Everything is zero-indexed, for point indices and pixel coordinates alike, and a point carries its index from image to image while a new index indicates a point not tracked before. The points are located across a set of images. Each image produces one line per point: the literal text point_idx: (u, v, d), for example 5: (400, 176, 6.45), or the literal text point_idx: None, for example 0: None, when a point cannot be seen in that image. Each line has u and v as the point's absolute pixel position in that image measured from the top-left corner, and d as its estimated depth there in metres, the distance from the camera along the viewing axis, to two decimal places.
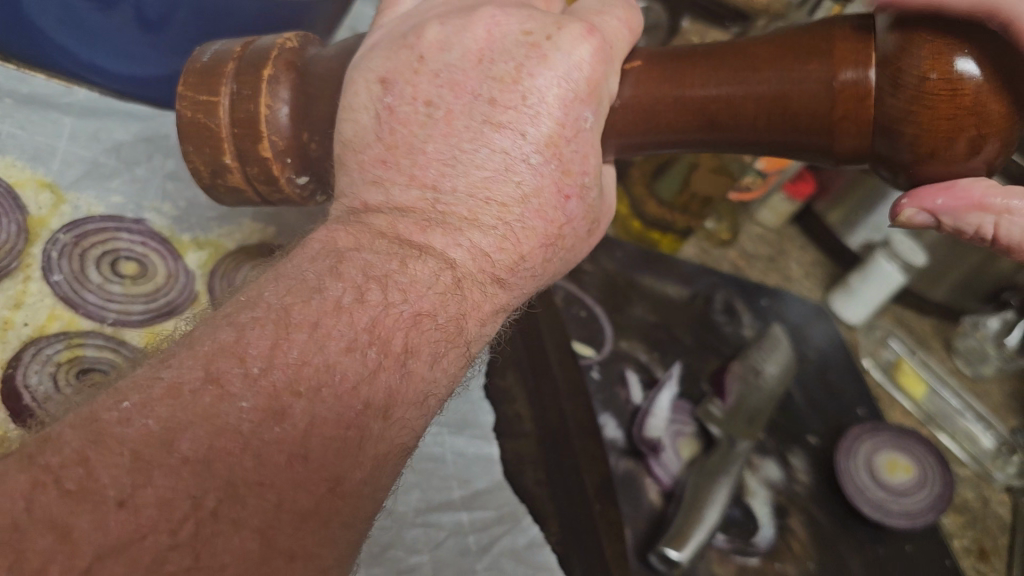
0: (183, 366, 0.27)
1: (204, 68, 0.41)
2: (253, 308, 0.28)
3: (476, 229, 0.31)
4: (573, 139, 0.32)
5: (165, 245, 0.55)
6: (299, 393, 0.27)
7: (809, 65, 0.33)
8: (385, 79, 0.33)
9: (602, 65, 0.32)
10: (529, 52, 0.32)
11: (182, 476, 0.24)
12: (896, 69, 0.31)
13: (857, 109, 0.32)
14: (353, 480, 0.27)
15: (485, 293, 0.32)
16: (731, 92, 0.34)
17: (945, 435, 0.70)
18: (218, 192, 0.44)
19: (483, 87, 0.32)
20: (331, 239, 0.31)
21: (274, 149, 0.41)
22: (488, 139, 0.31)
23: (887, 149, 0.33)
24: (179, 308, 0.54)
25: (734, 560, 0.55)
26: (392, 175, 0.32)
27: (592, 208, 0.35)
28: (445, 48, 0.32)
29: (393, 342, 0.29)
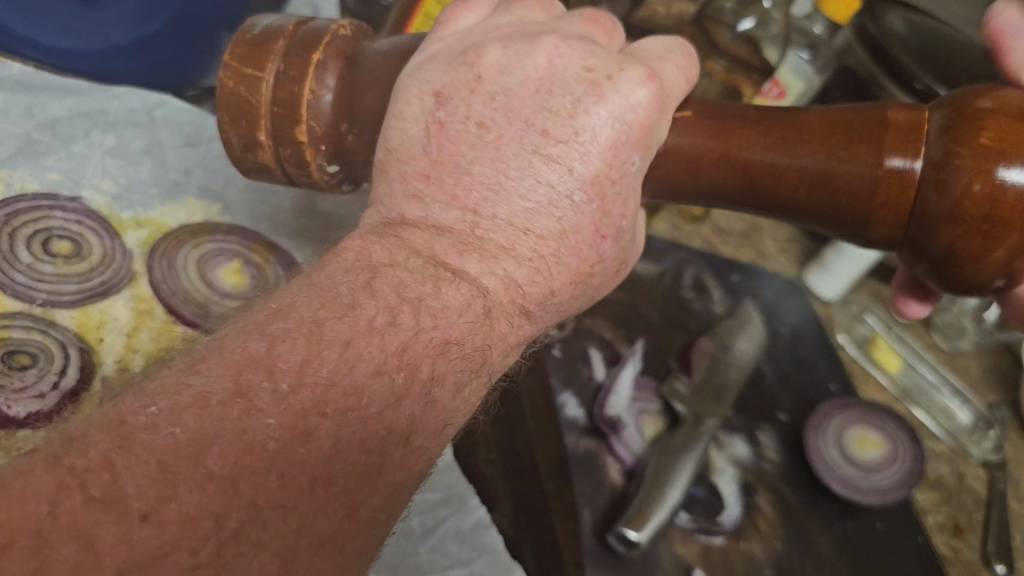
0: (213, 373, 0.27)
1: (253, 41, 0.41)
2: (285, 319, 0.29)
3: (510, 258, 0.32)
4: (617, 181, 0.33)
5: (99, 223, 0.57)
6: (327, 413, 0.27)
7: (858, 146, 0.34)
8: (440, 92, 0.33)
9: (655, 112, 0.32)
10: (588, 88, 0.32)
11: (207, 492, 0.25)
12: (942, 173, 0.33)
13: (897, 196, 0.34)
14: (370, 506, 0.28)
15: (513, 323, 0.32)
16: (776, 160, 0.35)
17: (919, 410, 0.69)
18: (249, 168, 0.44)
19: (538, 117, 0.32)
20: (365, 251, 0.31)
21: (311, 135, 0.41)
22: (535, 170, 0.32)
23: (921, 238, 0.34)
24: (114, 289, 0.56)
25: (698, 539, 0.56)
26: (433, 192, 0.32)
27: (623, 249, 0.35)
28: (504, 72, 0.33)
29: (420, 369, 0.29)
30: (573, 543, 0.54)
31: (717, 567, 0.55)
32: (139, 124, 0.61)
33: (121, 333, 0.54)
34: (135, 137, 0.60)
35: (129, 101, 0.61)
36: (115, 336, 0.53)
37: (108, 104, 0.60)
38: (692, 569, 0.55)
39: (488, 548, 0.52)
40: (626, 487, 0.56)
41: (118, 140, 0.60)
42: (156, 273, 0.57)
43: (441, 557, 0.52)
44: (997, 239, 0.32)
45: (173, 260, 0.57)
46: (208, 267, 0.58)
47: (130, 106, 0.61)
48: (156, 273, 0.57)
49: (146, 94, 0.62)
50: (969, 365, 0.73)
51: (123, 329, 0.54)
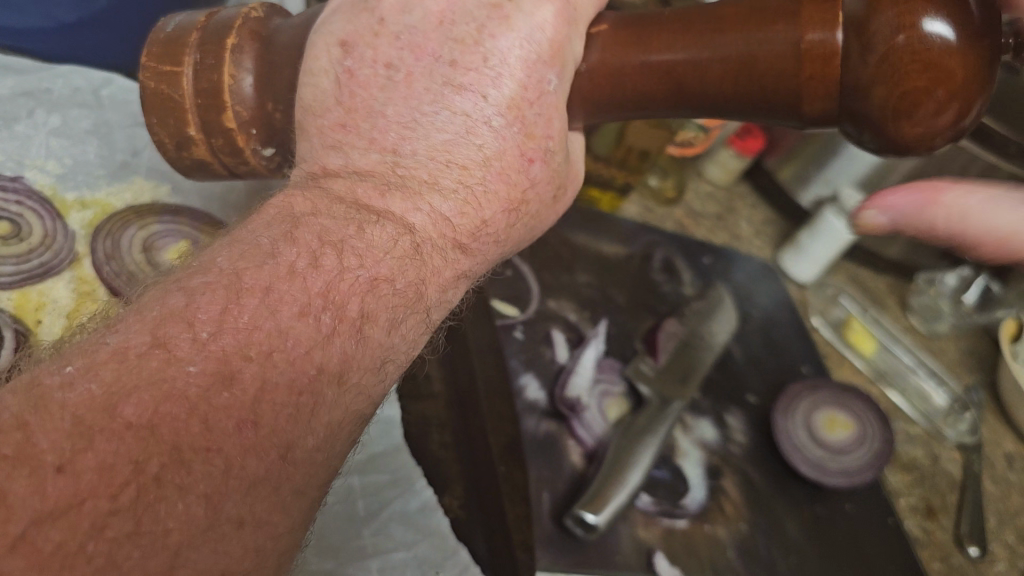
0: (131, 331, 0.26)
1: (167, 38, 0.40)
2: (204, 273, 0.27)
3: (436, 193, 0.30)
4: (536, 102, 0.31)
5: (43, 205, 0.54)
6: (251, 357, 0.26)
7: (775, 23, 0.32)
8: (346, 41, 0.32)
9: (565, 27, 0.31)
10: (491, 12, 0.31)
11: (126, 441, 0.23)
12: (866, 31, 0.30)
13: (823, 71, 0.31)
14: (305, 447, 0.27)
15: (446, 259, 0.31)
16: (697, 57, 0.33)
17: (895, 393, 0.70)
18: (187, 168, 0.42)
19: (445, 49, 0.31)
20: (287, 205, 0.29)
21: (238, 120, 0.39)
22: (449, 101, 0.31)
23: (853, 104, 0.32)
24: (54, 269, 0.53)
25: (660, 522, 0.56)
26: (351, 139, 0.31)
27: (558, 172, 0.34)
28: (405, 10, 0.31)
29: (348, 308, 0.28)
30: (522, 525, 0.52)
31: (678, 548, 0.55)
32: (85, 104, 0.58)
33: (61, 315, 0.52)
34: (81, 117, 0.57)
35: (74, 80, 0.58)
36: (54, 318, 0.51)
37: (51, 82, 0.57)
38: (654, 551, 0.54)
39: (434, 531, 0.51)
40: (586, 470, 0.56)
41: (64, 119, 0.57)
42: (99, 254, 0.54)
43: (385, 539, 0.51)
44: (928, 92, 0.30)
45: (118, 240, 0.54)
46: (155, 246, 0.55)
47: (76, 85, 0.58)
48: (100, 253, 0.54)
49: (91, 72, 0.58)
50: (948, 349, 0.74)
51: (63, 311, 0.52)
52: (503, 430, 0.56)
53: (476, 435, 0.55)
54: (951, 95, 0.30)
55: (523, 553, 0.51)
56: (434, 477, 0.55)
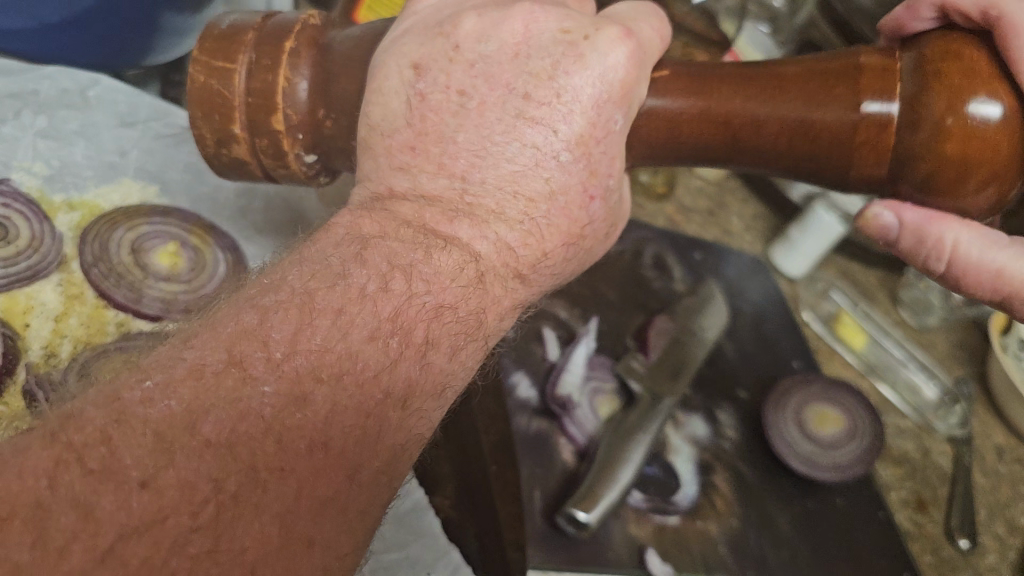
0: (206, 346, 0.27)
1: (222, 35, 0.40)
2: (276, 292, 0.28)
3: (501, 223, 0.32)
4: (603, 140, 0.32)
5: (30, 207, 0.55)
6: (322, 379, 0.27)
7: (833, 89, 0.34)
8: (418, 64, 0.33)
9: (635, 69, 0.32)
10: (566, 50, 0.31)
11: (205, 458, 0.25)
12: (919, 107, 0.32)
13: (877, 137, 0.33)
14: (369, 469, 0.28)
15: (506, 287, 0.32)
16: (756, 112, 0.35)
17: (885, 385, 0.69)
18: (223, 163, 0.43)
19: (519, 81, 0.32)
20: (355, 226, 0.31)
21: (287, 123, 0.40)
22: (520, 133, 0.31)
23: (901, 172, 0.33)
24: (41, 273, 0.54)
25: (651, 519, 0.57)
26: (419, 162, 0.32)
27: (612, 211, 0.35)
28: (481, 40, 0.32)
29: (414, 333, 0.29)
30: (515, 522, 0.55)
31: (669, 544, 0.56)
32: (73, 104, 0.60)
33: (49, 318, 0.52)
34: (69, 118, 0.59)
35: (59, 81, 0.59)
36: (42, 322, 0.52)
37: (38, 83, 0.59)
38: (644, 548, 0.55)
39: (425, 531, 0.51)
40: (578, 466, 0.58)
41: (51, 120, 0.59)
42: (88, 256, 0.55)
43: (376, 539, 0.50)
44: (973, 171, 0.32)
45: (106, 244, 0.56)
46: (143, 248, 0.57)
47: (62, 86, 0.59)
48: (88, 255, 0.55)
49: (77, 73, 0.60)
50: (937, 342, 0.72)
51: (51, 314, 0.53)
52: (496, 427, 0.59)
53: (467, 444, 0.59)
54: (994, 174, 0.32)
55: (514, 551, 0.54)
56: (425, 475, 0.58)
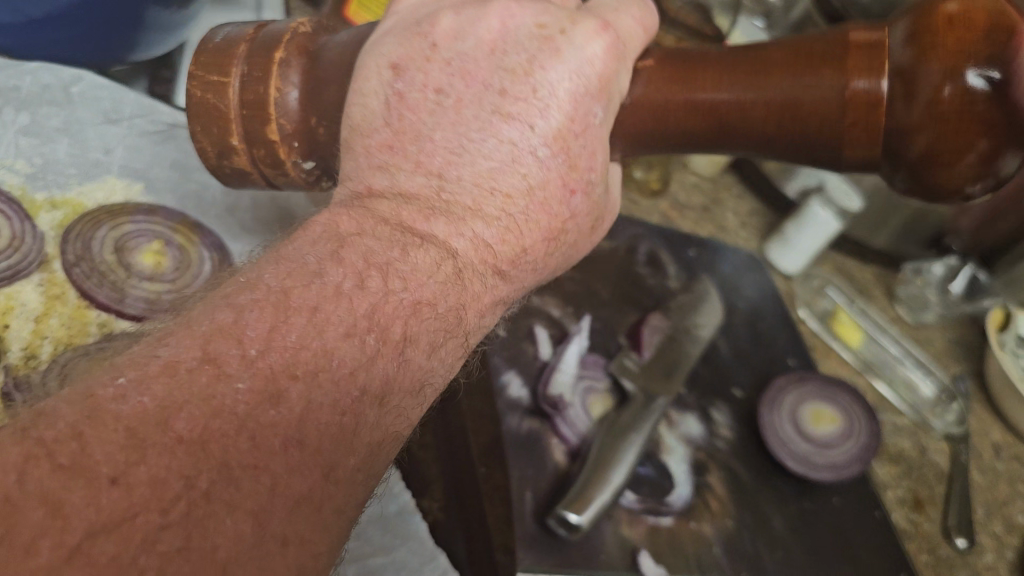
0: (180, 345, 0.26)
1: (216, 49, 0.40)
2: (252, 291, 0.28)
3: (479, 219, 0.31)
4: (582, 135, 0.32)
5: (12, 208, 0.55)
6: (297, 376, 0.27)
7: (820, 69, 0.32)
8: (397, 64, 0.32)
9: (614, 63, 0.32)
10: (541, 45, 0.31)
11: (176, 455, 0.24)
12: (911, 81, 0.30)
13: (868, 117, 0.32)
14: (346, 466, 0.28)
15: (485, 284, 0.32)
16: (739, 96, 0.33)
17: (882, 384, 0.69)
18: (226, 175, 0.42)
19: (495, 78, 0.31)
20: (333, 223, 0.30)
21: (282, 132, 0.39)
22: (496, 130, 0.31)
23: (896, 150, 0.32)
24: (22, 273, 0.53)
25: (644, 520, 0.56)
26: (398, 161, 0.32)
27: (597, 205, 0.35)
28: (458, 38, 0.32)
29: (391, 330, 0.29)
30: (503, 526, 0.55)
31: (663, 546, 0.55)
32: (54, 100, 0.59)
33: (29, 319, 0.52)
34: (51, 115, 0.59)
35: (43, 77, 0.59)
36: (22, 322, 0.52)
37: (18, 79, 0.58)
38: (638, 549, 0.55)
39: (413, 536, 0.51)
40: (569, 467, 0.57)
41: (33, 117, 0.58)
42: (70, 256, 0.55)
43: (361, 541, 0.50)
44: (974, 138, 0.30)
45: (89, 242, 0.55)
46: (128, 246, 0.56)
47: (44, 82, 0.59)
48: (70, 255, 0.55)
49: (60, 69, 0.60)
50: (933, 338, 0.74)
51: (31, 314, 0.52)
52: (485, 430, 0.60)
53: (460, 444, 0.61)
54: (996, 142, 0.30)
55: (502, 554, 0.54)
56: (413, 478, 0.60)
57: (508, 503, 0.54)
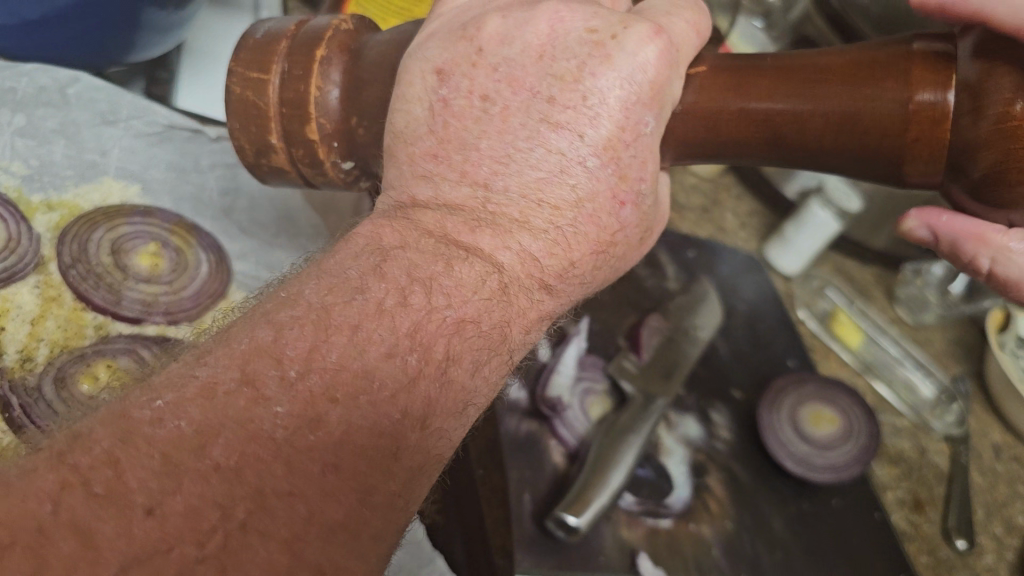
0: (218, 364, 0.25)
1: (258, 44, 0.39)
2: (292, 307, 0.27)
3: (526, 232, 0.30)
4: (632, 144, 0.30)
5: (8, 209, 0.54)
6: (336, 399, 0.25)
7: (883, 79, 0.31)
8: (441, 70, 0.31)
9: (666, 70, 0.30)
10: (592, 50, 0.30)
11: (212, 484, 0.23)
12: (980, 96, 0.29)
13: (929, 132, 0.31)
14: (384, 491, 0.26)
15: (532, 299, 0.30)
16: (797, 106, 0.33)
17: (882, 385, 0.68)
18: (263, 172, 0.41)
19: (543, 86, 0.30)
20: (376, 236, 0.29)
21: (321, 132, 0.38)
22: (544, 138, 0.30)
23: (958, 168, 0.30)
24: (19, 274, 0.52)
25: (643, 522, 0.56)
26: (442, 170, 0.31)
27: (645, 216, 0.33)
28: (505, 42, 0.31)
29: (434, 349, 0.27)
30: (501, 528, 0.54)
31: (662, 547, 0.55)
32: (51, 102, 0.58)
33: (25, 321, 0.51)
34: (48, 116, 0.57)
35: (39, 79, 0.57)
36: (18, 325, 0.51)
37: (14, 80, 0.57)
38: (637, 552, 0.54)
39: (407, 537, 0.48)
40: (568, 469, 0.56)
41: (29, 119, 0.57)
42: (66, 257, 0.54)
43: None
44: None
45: (85, 244, 0.54)
46: (124, 248, 0.56)
47: (40, 83, 0.57)
48: (66, 257, 0.54)
49: (57, 70, 0.58)
50: (934, 339, 0.71)
51: (27, 317, 0.51)
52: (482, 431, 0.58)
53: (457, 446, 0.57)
54: None
55: (501, 557, 0.52)
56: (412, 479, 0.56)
57: (506, 505, 0.54)
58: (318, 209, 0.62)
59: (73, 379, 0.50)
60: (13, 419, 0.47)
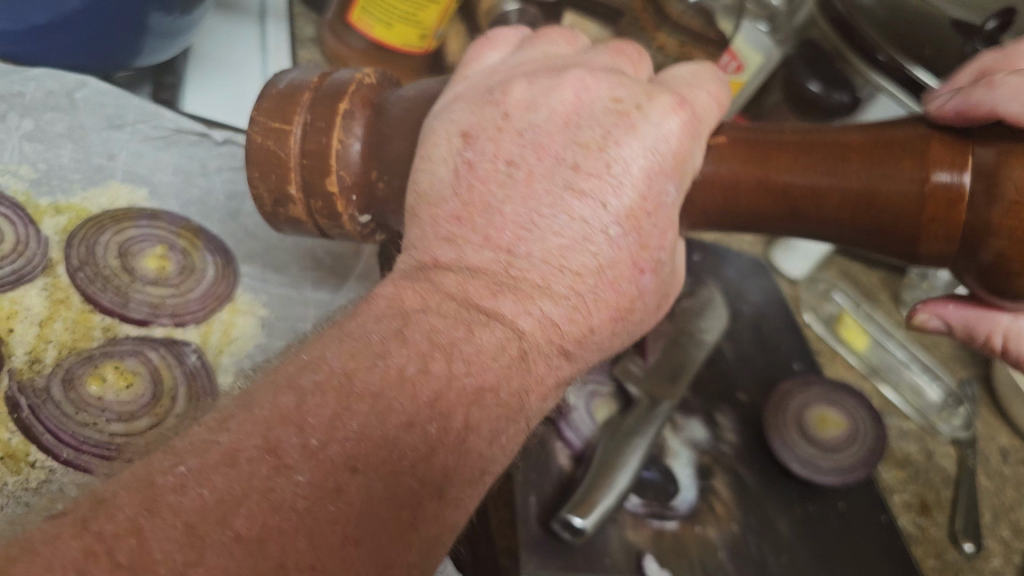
0: (243, 431, 0.26)
1: (282, 94, 0.39)
2: (315, 371, 0.27)
3: (547, 298, 0.30)
4: (654, 213, 0.31)
5: (14, 210, 0.53)
6: (356, 469, 0.26)
7: (903, 160, 0.32)
8: (467, 133, 0.32)
9: (689, 141, 0.32)
10: (617, 120, 0.31)
11: (235, 554, 0.23)
12: (993, 182, 0.30)
13: (946, 214, 0.31)
14: (403, 562, 0.26)
15: (550, 365, 0.30)
16: (817, 180, 0.33)
17: (888, 388, 0.69)
18: (280, 223, 0.41)
19: (568, 152, 0.31)
20: (398, 297, 0.30)
21: (341, 185, 0.39)
22: (567, 206, 0.30)
23: (970, 252, 0.31)
24: (28, 277, 0.51)
25: (650, 524, 0.55)
26: (465, 232, 0.31)
27: (663, 282, 0.33)
28: (531, 109, 0.32)
29: (453, 419, 0.28)
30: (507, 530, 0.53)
31: (667, 547, 0.54)
32: (58, 107, 0.57)
33: (34, 323, 0.50)
34: (55, 120, 0.57)
35: (46, 84, 0.57)
36: (27, 327, 0.50)
37: (22, 85, 0.57)
38: (643, 554, 0.53)
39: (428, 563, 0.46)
40: (574, 471, 0.55)
41: (37, 123, 0.56)
42: (73, 259, 0.52)
43: None
44: None
45: (92, 247, 0.53)
46: (131, 251, 0.55)
47: (48, 87, 0.57)
48: (73, 258, 0.53)
49: (65, 75, 0.58)
50: (940, 343, 0.73)
51: (35, 319, 0.50)
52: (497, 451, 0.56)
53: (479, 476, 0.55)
54: None
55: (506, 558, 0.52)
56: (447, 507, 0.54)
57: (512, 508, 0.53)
58: (327, 266, 0.60)
59: (81, 380, 0.49)
60: (21, 419, 0.46)
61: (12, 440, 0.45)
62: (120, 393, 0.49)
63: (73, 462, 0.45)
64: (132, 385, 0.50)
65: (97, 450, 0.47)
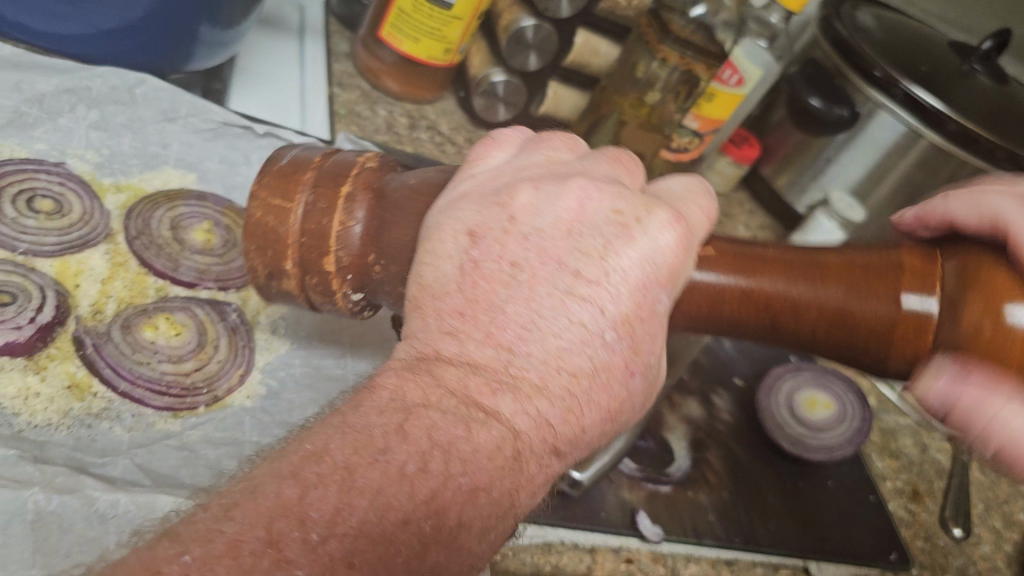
0: (244, 521, 0.26)
1: (284, 171, 0.42)
2: (317, 463, 0.29)
3: (543, 398, 0.32)
4: (647, 320, 0.34)
5: (82, 187, 0.57)
6: (354, 565, 0.27)
7: (880, 287, 0.35)
8: (474, 232, 0.34)
9: (681, 252, 0.35)
10: (618, 231, 0.34)
11: None
12: (954, 307, 0.32)
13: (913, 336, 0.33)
14: None
15: (541, 464, 0.32)
16: (796, 293, 0.36)
17: (886, 387, 0.78)
18: (271, 292, 0.44)
19: (571, 259, 0.33)
20: (399, 391, 0.31)
21: (338, 266, 0.41)
22: (568, 309, 0.32)
23: None
24: (93, 242, 0.56)
25: (644, 485, 0.58)
26: (469, 329, 0.33)
27: (651, 384, 0.36)
28: (536, 214, 0.34)
29: (447, 517, 0.29)
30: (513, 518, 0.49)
31: (660, 509, 0.57)
32: (121, 100, 0.62)
33: (97, 280, 0.55)
34: (117, 113, 0.61)
35: (111, 80, 0.61)
36: (91, 283, 0.55)
37: (90, 83, 0.60)
38: (636, 510, 0.56)
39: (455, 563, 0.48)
40: None
41: (102, 115, 0.61)
42: (132, 230, 0.58)
43: None
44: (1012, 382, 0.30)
45: (148, 220, 0.59)
46: (182, 225, 0.60)
47: (113, 84, 0.61)
48: (132, 229, 0.58)
49: (127, 74, 0.62)
50: None
51: (98, 277, 0.55)
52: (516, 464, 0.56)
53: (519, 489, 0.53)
54: None
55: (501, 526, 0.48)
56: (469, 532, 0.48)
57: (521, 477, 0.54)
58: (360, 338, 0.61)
59: (137, 327, 0.54)
60: (86, 355, 0.51)
61: (78, 372, 0.51)
62: (170, 339, 0.55)
63: (131, 394, 0.51)
64: (181, 334, 0.56)
65: (151, 385, 0.52)
